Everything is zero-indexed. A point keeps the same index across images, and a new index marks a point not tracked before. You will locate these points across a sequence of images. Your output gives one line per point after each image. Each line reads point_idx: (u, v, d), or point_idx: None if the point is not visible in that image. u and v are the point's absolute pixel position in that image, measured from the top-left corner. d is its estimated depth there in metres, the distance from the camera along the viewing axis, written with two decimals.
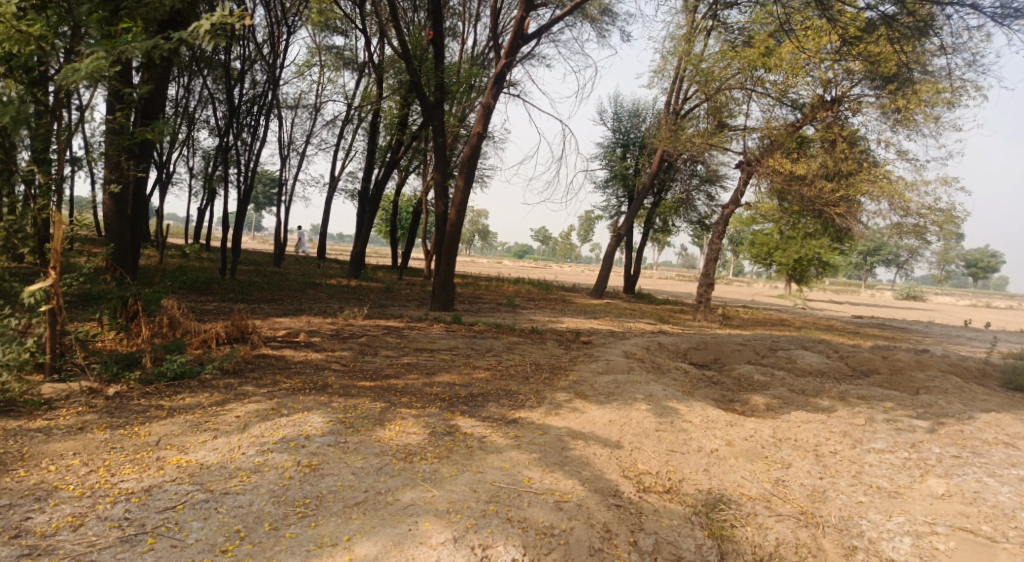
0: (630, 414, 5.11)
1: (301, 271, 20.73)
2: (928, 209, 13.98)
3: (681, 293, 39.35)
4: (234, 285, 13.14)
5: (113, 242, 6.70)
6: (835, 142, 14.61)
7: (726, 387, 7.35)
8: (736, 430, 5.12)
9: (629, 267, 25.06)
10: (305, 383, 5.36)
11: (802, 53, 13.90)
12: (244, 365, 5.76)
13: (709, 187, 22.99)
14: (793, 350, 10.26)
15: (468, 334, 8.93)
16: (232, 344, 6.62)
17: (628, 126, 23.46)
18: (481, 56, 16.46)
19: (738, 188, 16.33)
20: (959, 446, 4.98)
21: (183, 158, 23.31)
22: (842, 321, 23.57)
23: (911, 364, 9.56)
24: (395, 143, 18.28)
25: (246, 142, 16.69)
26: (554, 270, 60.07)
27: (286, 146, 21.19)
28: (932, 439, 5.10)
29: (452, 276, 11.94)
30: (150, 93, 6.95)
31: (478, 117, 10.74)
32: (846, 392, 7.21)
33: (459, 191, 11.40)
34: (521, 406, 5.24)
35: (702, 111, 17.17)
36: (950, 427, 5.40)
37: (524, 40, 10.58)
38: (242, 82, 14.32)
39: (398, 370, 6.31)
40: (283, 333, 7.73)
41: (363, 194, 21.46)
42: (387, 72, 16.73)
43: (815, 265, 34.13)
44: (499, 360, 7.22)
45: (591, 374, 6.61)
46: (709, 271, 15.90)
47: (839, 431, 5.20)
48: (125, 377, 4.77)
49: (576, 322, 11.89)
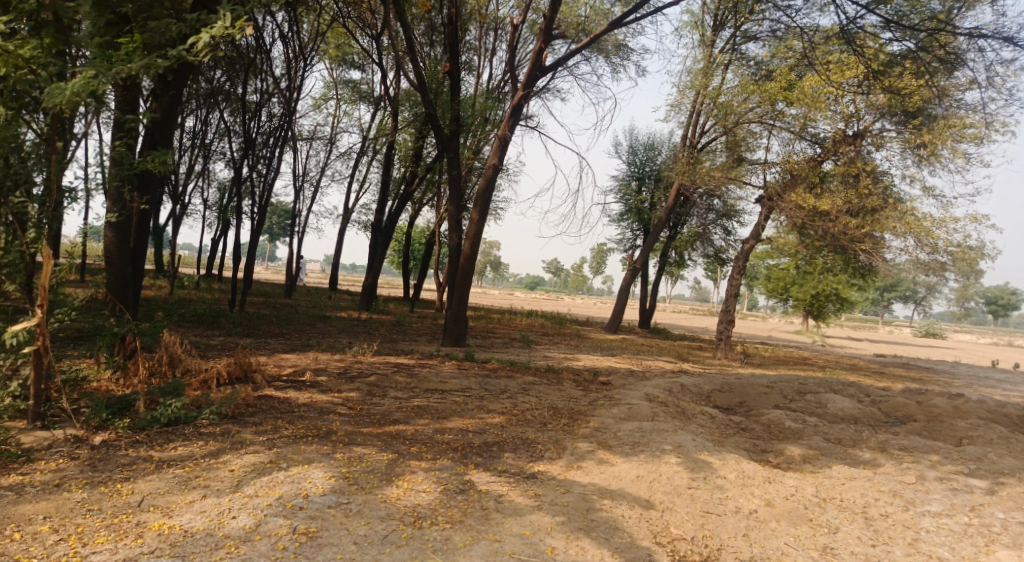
0: (659, 469, 4.69)
1: (313, 303, 20.49)
2: (956, 247, 13.55)
3: (695, 328, 38.79)
4: (243, 318, 12.88)
5: (112, 276, 6.48)
6: (858, 177, 14.28)
7: (756, 435, 6.90)
8: (776, 488, 4.68)
9: (643, 302, 24.62)
10: (308, 429, 5.01)
11: (823, 87, 13.71)
12: (244, 409, 5.43)
13: (725, 222, 22.68)
14: (822, 394, 9.77)
15: (481, 373, 8.56)
16: (233, 384, 6.33)
17: (643, 159, 23.34)
18: (497, 89, 16.40)
19: (757, 222, 16.01)
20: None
21: (199, 189, 23.38)
22: (864, 359, 22.92)
23: (948, 411, 9.04)
24: (409, 175, 18.19)
25: (260, 174, 16.64)
26: (567, 303, 59.71)
27: (300, 177, 21.20)
28: (994, 503, 4.60)
29: (465, 311, 11.60)
30: (157, 124, 6.75)
31: (494, 149, 10.51)
32: (886, 443, 6.72)
33: (473, 224, 11.14)
34: (539, 458, 4.84)
35: (720, 145, 16.97)
36: (1012, 488, 4.91)
37: (541, 72, 10.41)
38: (258, 115, 14.29)
39: (408, 414, 5.94)
40: (289, 371, 7.41)
41: (376, 225, 21.33)
42: (402, 105, 16.70)
43: (833, 301, 33.55)
44: (514, 403, 6.83)
45: (614, 420, 6.20)
46: (730, 307, 15.46)
47: (888, 491, 4.72)
48: (114, 423, 4.52)
49: (593, 360, 11.47)
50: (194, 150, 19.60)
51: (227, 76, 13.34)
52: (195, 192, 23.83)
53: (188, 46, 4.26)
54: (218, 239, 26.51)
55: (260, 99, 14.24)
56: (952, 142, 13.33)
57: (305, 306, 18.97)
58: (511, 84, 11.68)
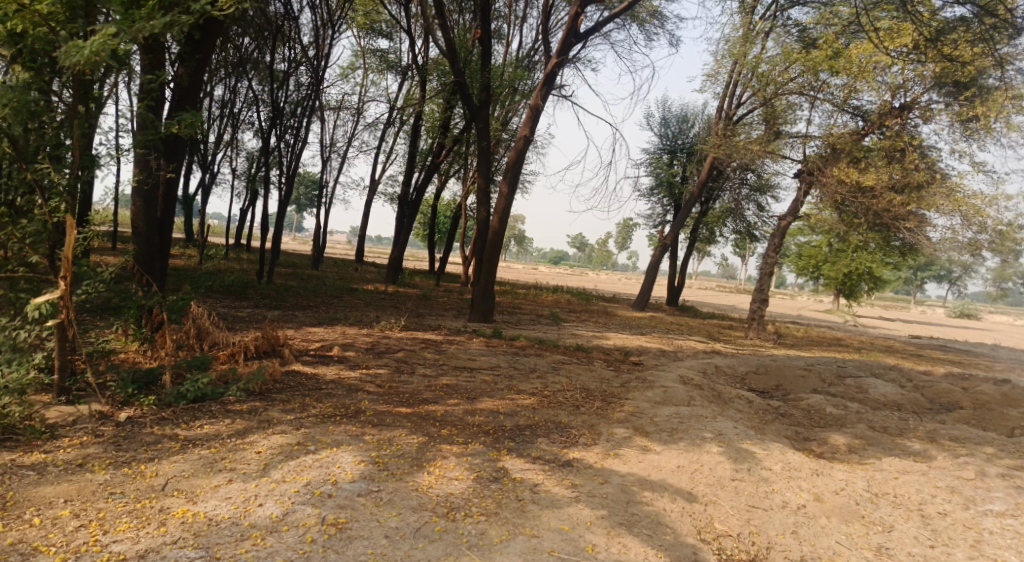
0: (701, 459, 4.47)
1: (340, 275, 20.49)
2: (1007, 226, 12.93)
3: (723, 305, 38.25)
4: (270, 289, 12.87)
5: (139, 247, 6.39)
6: (904, 152, 13.66)
7: (797, 422, 6.62)
8: (824, 482, 4.43)
9: (672, 278, 24.20)
10: (336, 408, 4.90)
11: (870, 56, 13.04)
12: (272, 385, 5.33)
13: (759, 198, 22.05)
14: (862, 378, 9.43)
15: (510, 350, 8.38)
16: (261, 359, 6.24)
17: (676, 132, 22.73)
18: (527, 58, 15.96)
19: (795, 198, 15.48)
20: None
21: (227, 159, 23.40)
22: (899, 341, 22.35)
23: (996, 399, 8.65)
24: (436, 147, 17.93)
25: (288, 144, 16.52)
26: (592, 278, 59.35)
27: (327, 148, 21.06)
28: None
29: (493, 286, 11.40)
30: (183, 90, 6.56)
31: (525, 119, 10.18)
32: (935, 432, 6.41)
33: (503, 197, 10.87)
34: (574, 444, 4.65)
35: (757, 118, 16.38)
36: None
37: (576, 39, 10.01)
38: (286, 84, 14.08)
39: (437, 393, 5.79)
40: (316, 345, 7.32)
41: (403, 198, 21.19)
42: (431, 74, 16.35)
43: (866, 279, 32.73)
44: (545, 383, 6.64)
45: (649, 405, 5.98)
46: (764, 286, 15.06)
47: (946, 487, 4.42)
48: (139, 399, 4.43)
49: (623, 338, 11.23)
50: (223, 120, 19.55)
51: (255, 44, 13.13)
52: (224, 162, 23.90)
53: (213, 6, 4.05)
54: (246, 210, 26.68)
55: (287, 69, 14.03)
56: (1007, 115, 12.62)
57: (332, 278, 18.96)
58: (543, 52, 11.28)
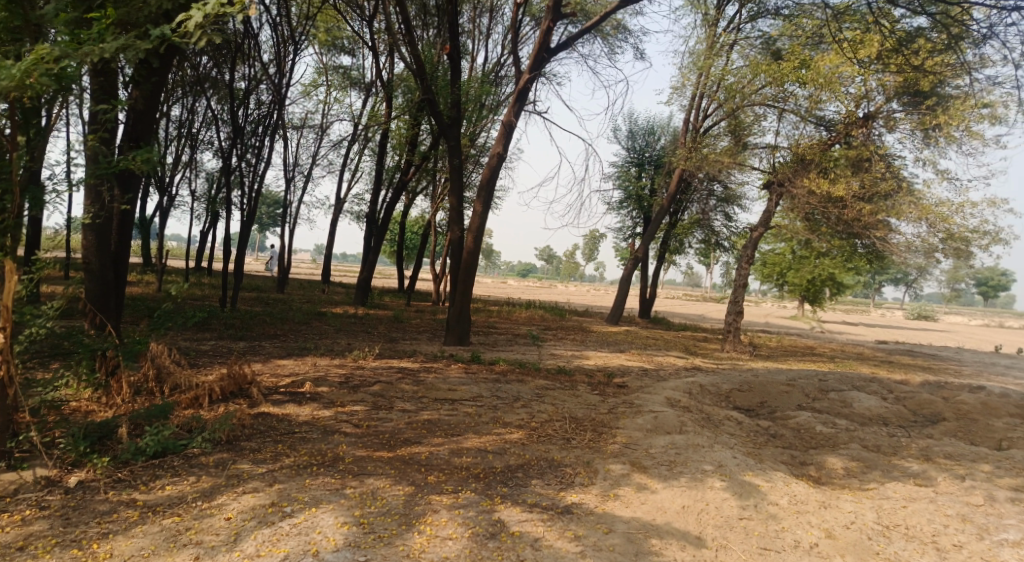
0: (704, 497, 4.23)
1: (307, 298, 19.91)
2: (972, 233, 13.17)
3: (692, 313, 38.55)
4: (234, 317, 12.34)
5: (92, 283, 5.96)
6: (870, 161, 13.84)
7: (790, 444, 6.45)
8: (834, 516, 4.21)
9: (644, 290, 24.15)
10: (312, 456, 4.54)
11: (836, 67, 13.18)
12: (240, 431, 4.95)
13: (727, 208, 22.21)
14: (845, 392, 9.38)
15: (490, 376, 8.08)
16: (227, 401, 5.83)
17: (643, 144, 22.80)
18: (494, 73, 15.79)
19: (766, 208, 15.58)
20: None
21: (186, 179, 22.63)
22: (867, 347, 22.70)
23: (978, 408, 8.67)
24: (404, 164, 17.59)
25: (249, 163, 16.01)
26: (562, 290, 59.42)
27: (290, 167, 20.57)
28: None
29: (469, 308, 11.07)
30: (138, 113, 6.14)
31: (498, 136, 9.95)
32: (929, 450, 6.31)
33: (477, 216, 10.59)
34: (570, 485, 4.36)
35: (724, 129, 16.49)
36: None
37: (548, 54, 9.85)
38: (246, 103, 13.62)
39: (419, 431, 5.44)
40: (287, 381, 6.91)
41: (370, 216, 20.74)
42: (396, 90, 16.05)
43: (830, 285, 33.38)
44: (531, 413, 6.36)
45: (642, 434, 5.73)
46: (738, 298, 15.04)
47: (956, 515, 4.24)
48: (91, 459, 4.03)
49: (603, 357, 11.02)
50: (181, 140, 18.91)
51: (213, 62, 12.67)
52: (183, 183, 23.17)
53: (176, 26, 3.83)
54: (208, 232, 25.94)
55: (248, 87, 13.59)
56: (968, 123, 12.87)
57: (299, 301, 18.40)
58: (514, 67, 11.10)
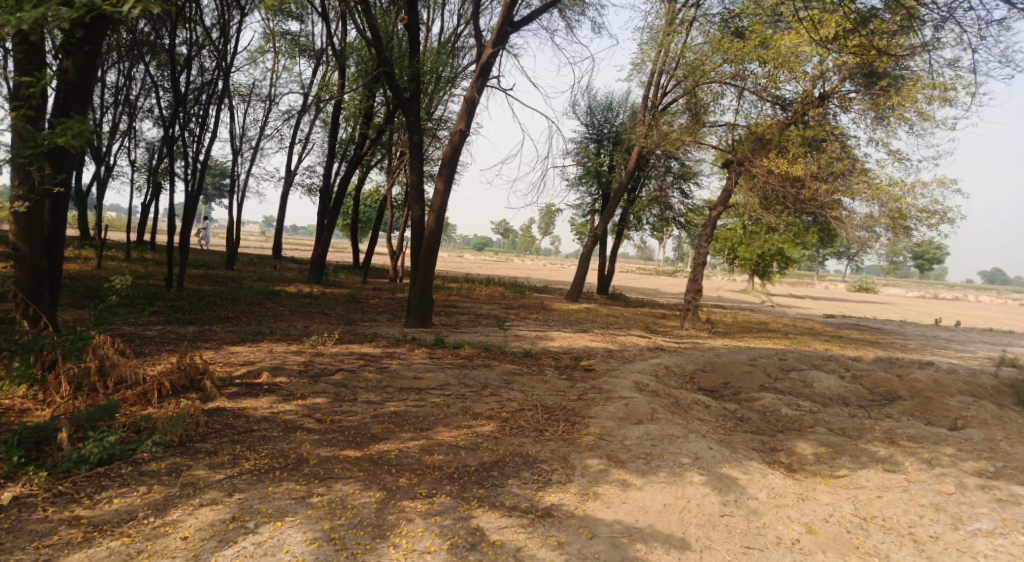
0: (685, 493, 4.14)
1: (258, 276, 19.15)
2: (921, 213, 13.51)
3: (646, 288, 39.02)
4: (181, 298, 11.70)
5: (24, 274, 5.57)
6: (826, 141, 13.98)
7: (759, 428, 6.46)
8: (812, 509, 4.18)
9: (602, 266, 24.11)
10: (274, 459, 4.26)
11: (795, 46, 13.15)
12: (194, 431, 4.62)
13: (684, 185, 22.29)
14: (805, 371, 9.53)
15: (456, 362, 7.86)
16: (177, 397, 5.47)
17: (601, 120, 22.53)
18: (451, 43, 15.24)
19: (724, 187, 15.65)
20: None
21: (124, 149, 21.36)
22: (817, 321, 23.36)
23: (930, 386, 8.93)
24: (359, 137, 16.97)
25: (193, 134, 15.17)
26: (518, 264, 59.38)
27: (238, 138, 19.66)
28: None
29: (431, 289, 10.76)
30: (71, 86, 5.65)
31: (461, 112, 9.59)
32: (892, 432, 6.42)
33: (438, 194, 10.25)
34: (547, 483, 4.21)
35: (682, 106, 16.40)
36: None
37: (512, 28, 9.49)
38: (188, 70, 12.79)
39: (386, 426, 5.20)
40: (242, 370, 6.55)
41: (324, 190, 20.02)
42: (349, 60, 15.36)
43: (778, 259, 34.20)
44: (501, 402, 6.18)
45: (615, 424, 5.62)
46: (698, 277, 15.13)
47: (930, 505, 4.27)
48: (27, 470, 3.67)
49: (568, 337, 10.91)
50: (118, 108, 17.79)
51: (151, 25, 11.81)
52: (120, 153, 21.91)
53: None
54: (150, 204, 24.75)
55: (189, 53, 12.76)
56: (920, 104, 13.07)
57: (250, 279, 17.69)
58: (476, 40, 10.69)
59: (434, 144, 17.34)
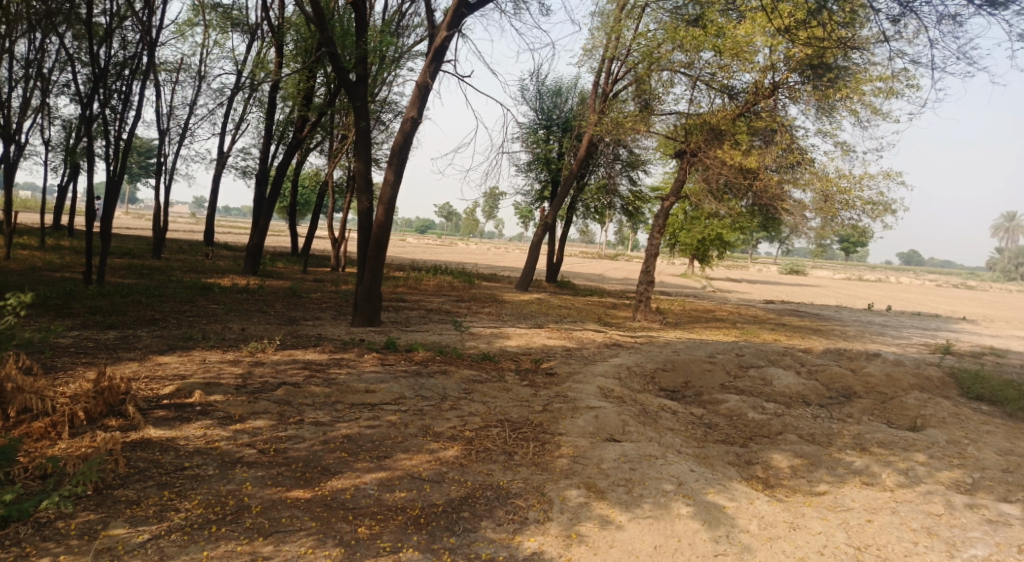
0: (674, 531, 3.83)
1: (188, 266, 17.90)
2: (867, 204, 13.73)
3: (590, 272, 39.09)
4: (101, 296, 10.66)
5: None
6: (775, 132, 14.00)
7: (729, 437, 6.25)
8: (805, 540, 3.90)
9: (551, 253, 23.74)
10: (210, 507, 3.69)
11: (749, 35, 13.03)
12: (111, 474, 3.99)
13: (632, 173, 22.16)
14: (764, 367, 9.48)
15: (411, 368, 7.34)
16: (93, 428, 4.79)
17: (550, 106, 22.02)
18: (395, 21, 14.39)
19: (676, 177, 15.50)
20: None
21: (37, 126, 19.56)
22: (759, 308, 23.87)
23: (884, 381, 9.01)
24: (299, 119, 15.98)
25: (114, 112, 13.88)
26: (460, 249, 58.64)
27: (165, 117, 18.27)
28: None
29: (379, 287, 10.12)
30: None
31: (412, 98, 8.96)
32: (862, 437, 6.32)
33: (387, 185, 9.60)
34: (524, 523, 3.82)
35: (633, 94, 16.14)
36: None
37: (467, 9, 8.91)
38: (108, 43, 11.59)
39: (338, 455, 4.65)
40: (170, 387, 5.84)
41: (260, 175, 18.85)
42: (286, 36, 14.32)
43: (718, 245, 34.82)
44: (463, 419, 5.71)
45: (588, 442, 5.25)
46: (651, 268, 14.94)
47: (923, 530, 4.08)
48: None
49: (525, 335, 10.51)
50: (27, 82, 16.17)
51: None
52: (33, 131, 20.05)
53: None
54: (68, 186, 22.87)
55: (109, 25, 11.55)
56: (866, 97, 13.21)
57: (179, 270, 16.49)
58: (426, 19, 10.02)
59: (378, 128, 16.53)
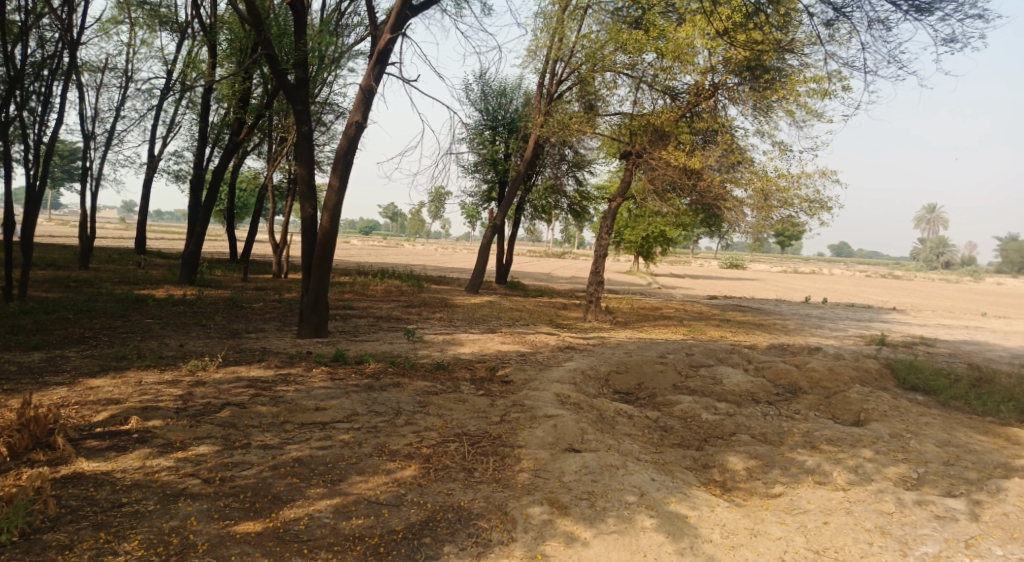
0: (639, 545, 3.81)
1: (120, 276, 17.02)
2: (805, 202, 14.21)
3: (538, 271, 39.24)
4: (23, 313, 9.95)
5: None
6: (717, 132, 14.32)
7: (685, 440, 6.30)
8: (766, 546, 3.95)
9: (500, 254, 23.66)
10: (152, 549, 3.46)
11: (689, 38, 13.27)
12: (40, 516, 3.68)
13: (578, 173, 22.30)
14: (713, 366, 9.65)
15: (362, 382, 7.12)
16: (17, 464, 4.43)
17: (495, 106, 21.94)
18: (334, 21, 14.02)
19: (622, 177, 15.66)
20: (1017, 543, 4.08)
21: None
22: (703, 303, 24.43)
23: (826, 375, 9.30)
24: (235, 122, 15.40)
25: (33, 115, 13.04)
26: (407, 251, 57.92)
27: (90, 119, 17.30)
28: (985, 534, 4.17)
29: (325, 296, 9.82)
30: None
31: (356, 102, 8.71)
32: (811, 434, 6.48)
33: (331, 191, 9.31)
34: (488, 547, 3.74)
35: (578, 94, 16.21)
36: (987, 505, 4.59)
37: (412, 11, 8.73)
38: (23, 42, 10.85)
39: (289, 481, 4.44)
40: (103, 413, 5.47)
41: (195, 179, 18.09)
42: (219, 35, 13.75)
43: (662, 241, 35.49)
44: (419, 434, 5.56)
45: (548, 454, 5.18)
46: (600, 269, 15.05)
47: (877, 530, 4.19)
48: None
49: (477, 340, 10.39)
50: None
51: None
52: None
53: None
54: None
55: (25, 23, 10.81)
56: (801, 98, 13.64)
57: (109, 281, 15.63)
58: (368, 20, 9.78)
59: (320, 130, 16.10)
